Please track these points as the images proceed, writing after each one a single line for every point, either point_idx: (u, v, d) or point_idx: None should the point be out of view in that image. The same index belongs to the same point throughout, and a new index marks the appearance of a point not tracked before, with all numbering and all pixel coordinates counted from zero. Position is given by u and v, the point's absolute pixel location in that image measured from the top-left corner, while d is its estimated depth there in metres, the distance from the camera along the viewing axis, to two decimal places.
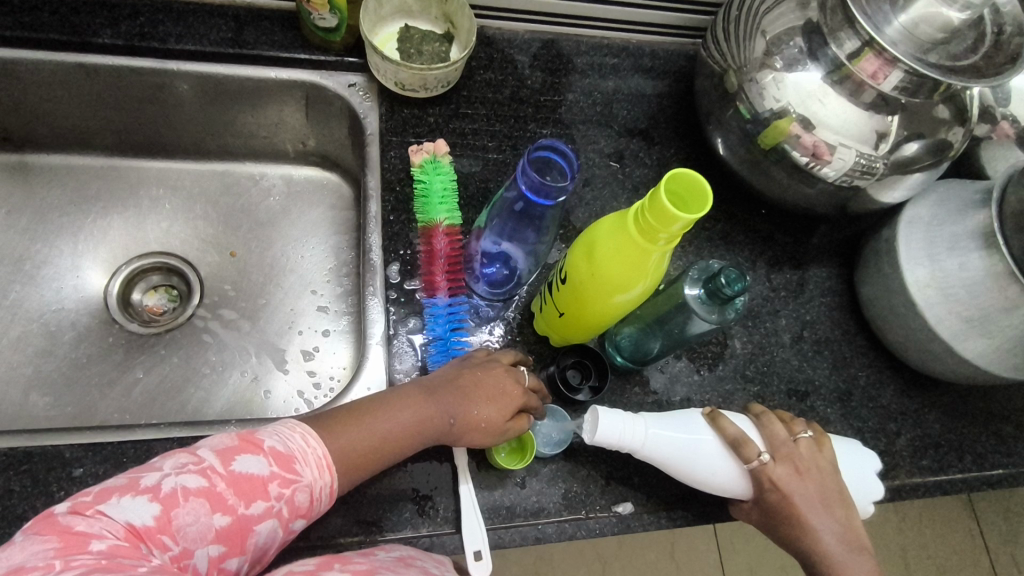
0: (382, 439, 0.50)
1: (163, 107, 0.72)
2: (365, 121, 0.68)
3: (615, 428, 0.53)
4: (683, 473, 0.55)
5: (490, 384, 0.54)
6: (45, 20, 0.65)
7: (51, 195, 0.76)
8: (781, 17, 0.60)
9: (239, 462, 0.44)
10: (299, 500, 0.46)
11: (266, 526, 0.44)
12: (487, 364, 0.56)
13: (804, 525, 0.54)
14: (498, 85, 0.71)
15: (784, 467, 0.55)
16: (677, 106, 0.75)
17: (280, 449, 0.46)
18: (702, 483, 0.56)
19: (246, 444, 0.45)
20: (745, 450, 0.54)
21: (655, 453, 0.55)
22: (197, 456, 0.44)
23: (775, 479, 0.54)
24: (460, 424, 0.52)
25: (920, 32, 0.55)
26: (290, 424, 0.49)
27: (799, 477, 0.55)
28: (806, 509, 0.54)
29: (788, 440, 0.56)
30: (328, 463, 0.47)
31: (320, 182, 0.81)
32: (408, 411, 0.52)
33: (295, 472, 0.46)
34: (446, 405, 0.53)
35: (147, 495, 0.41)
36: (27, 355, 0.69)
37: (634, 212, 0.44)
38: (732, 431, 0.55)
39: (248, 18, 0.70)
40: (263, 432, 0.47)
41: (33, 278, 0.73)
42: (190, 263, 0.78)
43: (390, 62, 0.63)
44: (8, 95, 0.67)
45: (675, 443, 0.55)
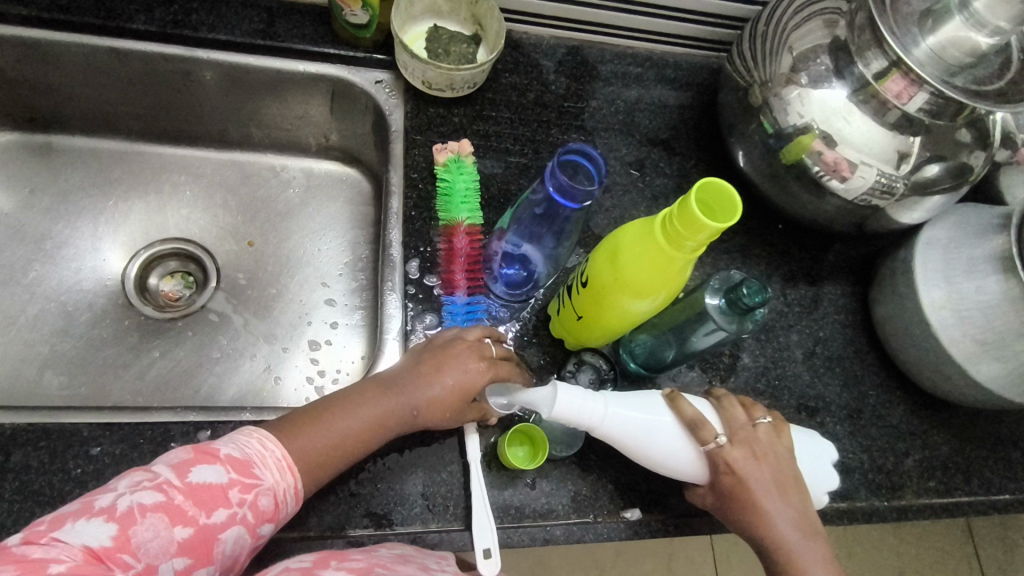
0: (344, 437, 0.50)
1: (189, 95, 0.72)
2: (391, 118, 0.68)
3: (574, 403, 0.51)
4: (639, 452, 0.54)
5: (451, 368, 0.54)
6: (81, 4, 0.66)
7: (74, 176, 0.76)
8: (808, 34, 0.61)
9: (195, 474, 0.44)
10: (263, 504, 0.46)
11: (232, 534, 0.44)
12: (448, 346, 0.56)
13: (758, 509, 0.53)
14: (523, 89, 0.72)
15: (741, 449, 0.54)
16: (699, 118, 0.75)
17: (237, 456, 0.46)
18: (657, 464, 0.55)
19: (202, 456, 0.45)
20: (702, 432, 0.53)
21: (614, 431, 0.53)
22: (151, 473, 0.44)
23: (732, 461, 0.53)
24: (426, 411, 0.53)
25: (948, 55, 0.55)
26: (245, 431, 0.49)
27: (756, 460, 0.54)
28: (761, 492, 0.53)
29: (746, 424, 0.55)
30: (288, 464, 0.48)
31: (340, 177, 0.82)
32: (368, 406, 0.52)
33: (255, 477, 0.46)
34: (406, 397, 0.53)
35: (102, 516, 0.41)
36: (44, 334, 0.70)
37: (662, 221, 0.44)
38: (690, 412, 0.54)
39: (280, 11, 0.70)
40: (218, 442, 0.47)
41: (53, 258, 0.73)
42: (208, 251, 0.79)
43: (419, 61, 0.64)
44: (38, 75, 0.68)
45: (635, 422, 0.53)
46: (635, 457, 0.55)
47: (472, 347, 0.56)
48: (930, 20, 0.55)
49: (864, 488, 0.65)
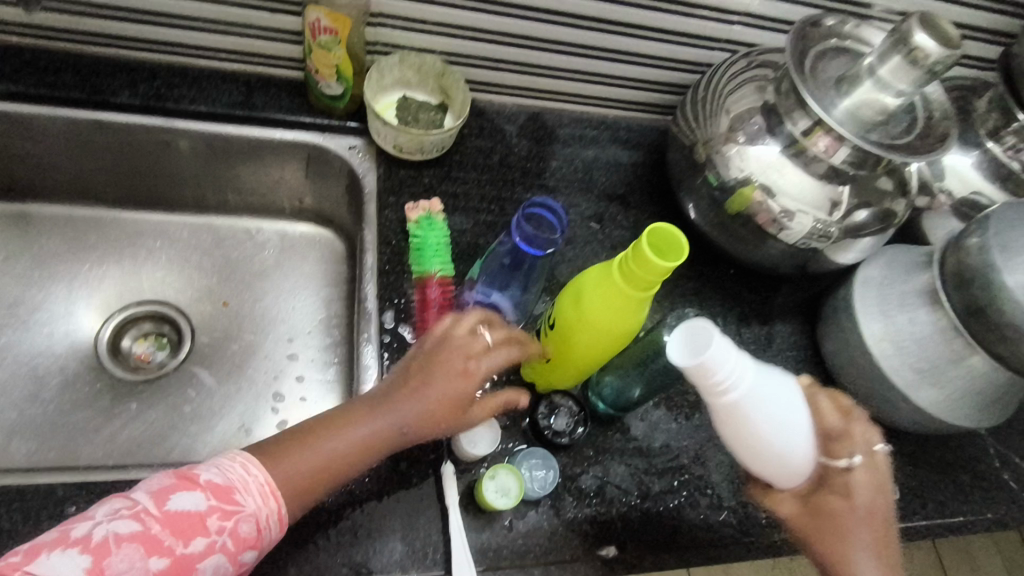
0: (335, 457, 0.51)
1: (167, 162, 0.75)
2: (364, 180, 0.72)
3: (729, 368, 0.43)
4: (762, 446, 0.47)
5: (437, 378, 0.54)
6: (67, 80, 0.68)
7: (49, 243, 0.78)
8: (743, 97, 0.68)
9: (174, 501, 0.45)
10: (243, 531, 0.46)
11: (211, 562, 0.45)
12: (438, 351, 0.55)
13: (852, 542, 0.49)
14: (488, 151, 0.77)
15: (869, 475, 0.50)
16: (651, 174, 0.81)
17: (218, 482, 0.47)
18: (772, 458, 0.48)
19: (182, 482, 0.46)
20: (836, 445, 0.50)
21: (753, 413, 0.45)
22: (130, 501, 0.45)
23: (854, 484, 0.50)
24: (416, 426, 0.53)
25: (862, 113, 0.62)
26: (229, 455, 0.49)
27: (877, 494, 0.50)
28: (864, 523, 0.49)
29: (877, 447, 0.51)
30: (271, 489, 0.48)
31: (314, 238, 0.85)
32: (356, 426, 0.52)
33: (235, 503, 0.46)
34: (396, 415, 0.53)
35: (78, 547, 0.42)
36: (12, 399, 0.70)
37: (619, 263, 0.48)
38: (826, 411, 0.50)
39: (258, 83, 0.73)
40: (200, 467, 0.48)
41: (25, 323, 0.74)
42: (183, 312, 0.80)
43: (391, 127, 0.69)
44: (18, 146, 0.71)
45: (779, 408, 0.46)
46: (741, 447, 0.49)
47: (464, 358, 0.55)
48: (844, 85, 0.62)
49: None
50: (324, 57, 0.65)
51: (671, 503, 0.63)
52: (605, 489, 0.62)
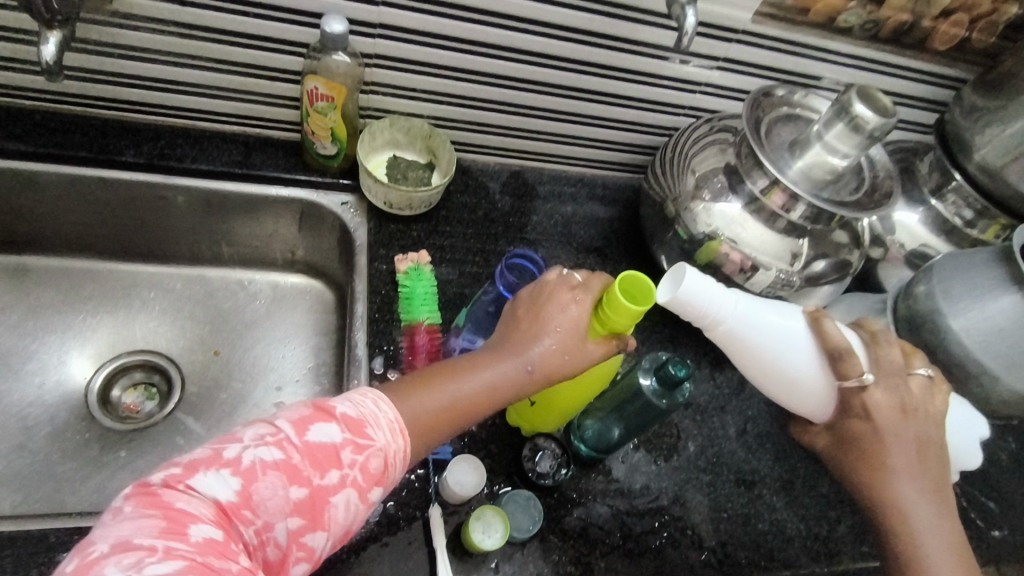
0: (467, 395, 0.54)
1: (167, 215, 0.78)
2: (356, 234, 0.76)
3: (696, 296, 0.55)
4: (760, 360, 0.59)
5: (552, 321, 0.57)
6: (77, 141, 0.70)
7: (45, 294, 0.80)
8: (706, 159, 0.75)
9: (312, 433, 0.46)
10: (373, 466, 0.47)
11: (345, 496, 0.45)
12: (548, 297, 0.58)
13: (884, 463, 0.57)
14: (473, 207, 0.82)
15: (886, 395, 0.57)
16: (626, 227, 0.87)
17: (351, 416, 0.48)
18: (781, 374, 0.59)
19: (319, 414, 0.47)
20: (845, 363, 0.57)
21: (736, 333, 0.58)
22: (274, 427, 0.45)
23: (871, 403, 0.57)
24: (537, 364, 0.55)
25: (814, 173, 0.68)
26: (359, 392, 0.50)
27: (898, 412, 0.58)
28: (890, 442, 0.57)
29: (895, 365, 0.59)
30: (399, 426, 0.50)
31: (304, 289, 0.88)
32: (481, 369, 0.55)
33: (367, 437, 0.47)
34: (518, 356, 0.56)
35: (229, 468, 0.42)
36: (0, 450, 0.70)
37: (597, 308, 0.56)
38: (838, 337, 0.57)
39: (257, 144, 0.77)
40: (333, 400, 0.49)
41: (16, 373, 0.75)
42: (174, 361, 0.82)
43: (381, 184, 0.73)
44: (23, 202, 0.74)
45: (773, 329, 0.58)
46: (752, 366, 0.60)
47: (569, 291, 0.58)
48: (796, 148, 0.68)
49: (804, 556, 0.70)
50: (319, 121, 0.70)
51: (652, 543, 0.65)
52: (588, 531, 0.64)
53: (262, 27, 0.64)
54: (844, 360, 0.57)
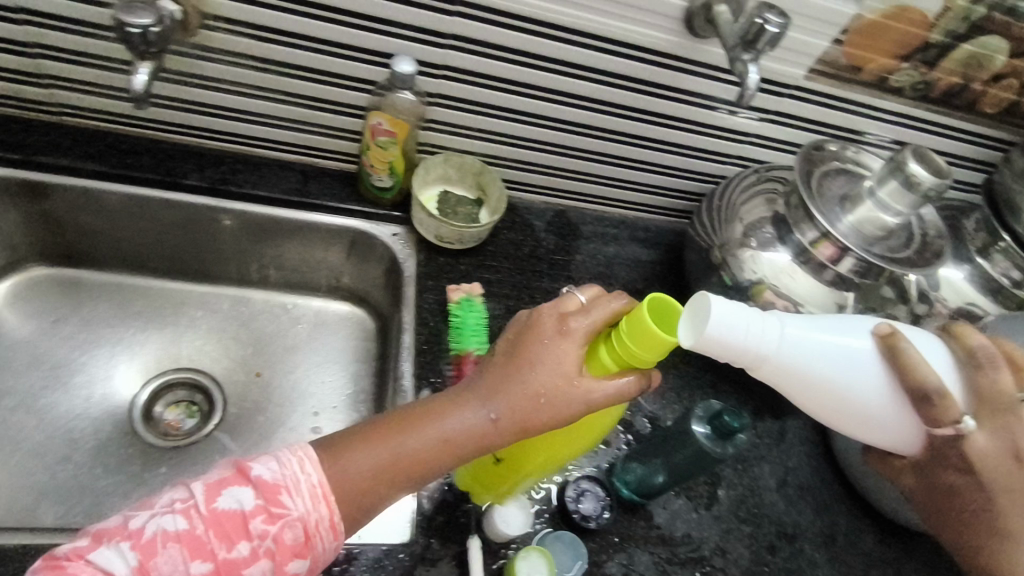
0: (423, 448, 0.51)
1: (221, 237, 0.81)
2: (404, 265, 0.78)
3: (727, 332, 0.48)
4: (826, 392, 0.55)
5: (532, 361, 0.53)
6: (144, 162, 0.73)
7: (98, 308, 0.82)
8: (754, 209, 0.76)
9: (223, 499, 0.46)
10: (289, 536, 0.46)
11: (255, 568, 0.45)
12: (534, 332, 0.54)
13: (994, 508, 0.56)
14: (519, 244, 0.83)
15: (992, 441, 0.55)
16: (668, 271, 0.87)
17: (269, 480, 0.47)
18: (846, 404, 0.56)
19: (236, 478, 0.47)
20: (939, 403, 0.54)
21: (798, 368, 0.53)
22: (187, 493, 0.46)
23: (978, 454, 0.55)
24: (502, 414, 0.52)
25: (865, 228, 0.69)
26: (290, 448, 0.50)
27: (1013, 462, 0.54)
28: (997, 486, 0.55)
29: (1008, 400, 0.55)
30: (321, 492, 0.48)
31: (345, 315, 0.89)
32: (442, 420, 0.52)
33: (283, 505, 0.47)
34: (483, 403, 0.53)
35: (131, 540, 0.44)
36: (45, 461, 0.71)
37: (619, 343, 0.51)
38: (925, 371, 0.53)
39: (314, 173, 0.79)
40: (258, 460, 0.48)
41: (65, 385, 0.77)
42: (217, 380, 0.83)
43: (434, 219, 0.75)
44: (85, 219, 0.77)
45: (836, 358, 0.54)
46: (810, 397, 0.57)
47: (559, 317, 0.54)
48: (847, 203, 0.69)
49: None
50: (380, 155, 0.72)
51: None
52: None
53: (333, 64, 0.66)
54: (936, 400, 0.54)
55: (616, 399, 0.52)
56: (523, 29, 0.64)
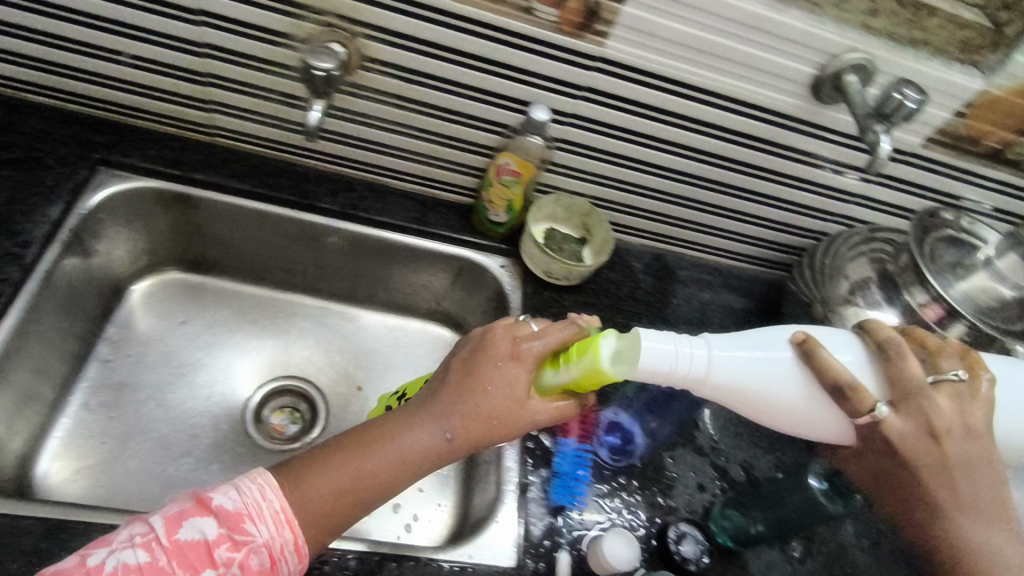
0: (385, 466, 0.56)
1: (339, 259, 0.85)
2: (511, 297, 0.81)
3: (659, 356, 0.53)
4: (765, 402, 0.57)
5: (488, 381, 0.58)
6: (284, 184, 0.79)
7: (220, 312, 0.88)
8: (859, 266, 0.78)
9: (184, 530, 0.47)
10: (254, 560, 0.48)
11: None
12: (488, 355, 0.60)
13: (924, 490, 0.54)
14: (618, 283, 0.86)
15: (909, 421, 0.54)
16: (761, 321, 0.89)
17: (230, 509, 0.49)
18: (795, 418, 0.58)
19: (197, 509, 0.48)
20: (857, 398, 0.54)
21: (731, 380, 0.56)
22: (146, 526, 0.47)
23: (892, 435, 0.54)
24: (459, 432, 0.57)
25: (981, 299, 0.70)
26: (246, 477, 0.52)
27: (932, 441, 0.53)
28: (927, 470, 0.54)
29: (920, 385, 0.54)
30: (284, 517, 0.51)
31: (441, 338, 0.93)
32: (400, 441, 0.57)
33: (246, 532, 0.48)
34: (440, 422, 0.58)
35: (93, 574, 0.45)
36: (170, 454, 0.76)
37: (564, 371, 0.58)
38: (835, 368, 0.54)
39: (432, 204, 0.84)
40: (216, 490, 0.50)
41: (189, 383, 0.82)
42: (322, 391, 0.88)
43: (548, 256, 0.78)
44: (215, 231, 0.81)
45: (753, 366, 0.56)
46: (762, 412, 0.58)
47: (513, 340, 0.60)
48: (961, 270, 0.71)
49: None
50: (501, 192, 0.76)
51: None
52: None
53: (471, 107, 0.71)
54: (851, 395, 0.54)
55: (557, 415, 0.60)
56: (655, 86, 0.68)
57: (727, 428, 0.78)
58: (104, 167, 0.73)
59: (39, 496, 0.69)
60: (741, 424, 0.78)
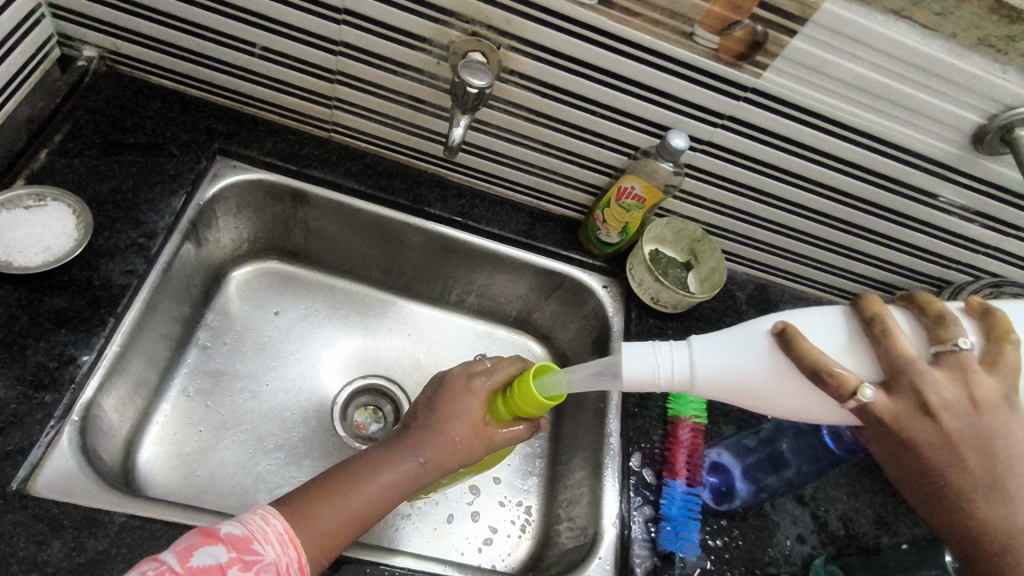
0: (374, 494, 0.56)
1: (438, 262, 0.83)
2: (613, 320, 0.79)
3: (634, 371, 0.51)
4: (746, 400, 0.53)
5: (450, 408, 0.62)
6: (396, 186, 0.78)
7: (312, 303, 0.86)
8: None
9: (196, 557, 0.46)
10: None
11: None
12: (451, 387, 0.63)
13: (927, 465, 0.50)
14: (721, 313, 0.83)
15: (898, 400, 0.49)
16: None
17: (237, 533, 0.48)
18: (784, 412, 0.54)
19: (205, 538, 0.47)
20: (840, 389, 0.48)
21: (709, 382, 0.52)
22: (157, 560, 0.45)
23: (884, 414, 0.49)
24: (432, 456, 0.59)
25: None
26: (249, 509, 0.51)
27: (928, 417, 0.49)
28: (928, 445, 0.49)
29: (910, 361, 0.49)
30: (289, 537, 0.50)
31: (528, 349, 0.91)
32: (385, 471, 0.57)
33: (255, 552, 0.48)
34: (412, 447, 0.59)
35: None
36: (257, 446, 0.75)
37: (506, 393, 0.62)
38: (817, 355, 0.49)
39: (539, 216, 0.82)
40: (221, 522, 0.49)
41: (277, 374, 0.80)
42: (405, 392, 0.85)
43: (659, 284, 0.75)
44: (315, 224, 0.80)
45: (731, 369, 0.52)
46: (747, 405, 0.54)
47: (468, 376, 0.64)
48: None
49: None
50: (619, 214, 0.73)
51: None
52: None
53: (603, 126, 0.69)
54: (832, 384, 0.48)
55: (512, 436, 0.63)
56: (804, 121, 0.65)
57: (828, 477, 0.75)
58: (221, 157, 0.73)
59: (144, 491, 0.69)
60: (841, 474, 0.75)
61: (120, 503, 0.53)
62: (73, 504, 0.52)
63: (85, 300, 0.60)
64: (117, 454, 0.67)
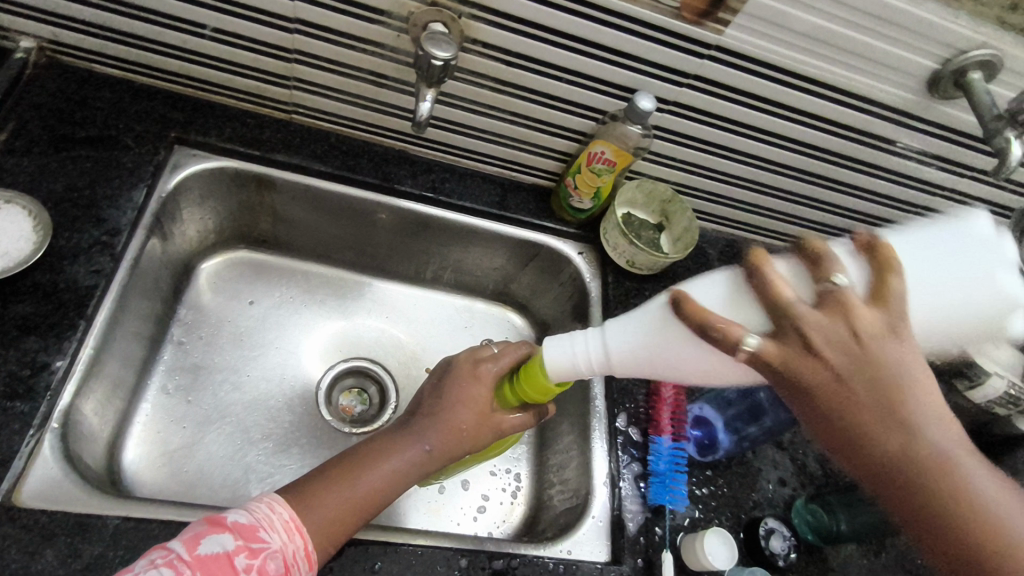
0: (380, 482, 0.56)
1: (412, 240, 0.82)
2: (590, 285, 0.80)
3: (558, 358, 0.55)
4: (671, 371, 0.53)
5: (454, 394, 0.62)
6: (364, 165, 0.77)
7: (286, 290, 0.85)
8: None
9: (205, 545, 0.46)
10: (272, 567, 0.47)
11: None
12: (458, 373, 0.63)
13: (829, 413, 0.43)
14: (694, 272, 0.84)
15: (780, 344, 0.44)
16: None
17: (244, 522, 0.48)
18: (714, 376, 0.53)
19: (213, 527, 0.48)
20: (723, 340, 0.44)
21: (625, 361, 0.53)
22: (165, 550, 0.46)
23: (771, 363, 0.44)
24: (437, 443, 0.59)
25: None
26: (255, 499, 0.52)
27: (811, 357, 0.43)
28: (824, 391, 0.43)
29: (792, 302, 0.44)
30: (295, 525, 0.50)
31: (507, 320, 0.91)
32: (393, 458, 0.58)
33: (262, 540, 0.48)
34: (418, 436, 0.59)
35: None
36: (247, 440, 0.75)
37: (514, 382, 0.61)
38: (698, 312, 0.46)
39: (511, 187, 0.82)
40: (227, 511, 0.49)
41: (260, 366, 0.80)
42: (390, 372, 0.85)
43: (635, 248, 0.76)
44: (281, 209, 0.78)
45: (641, 344, 0.52)
46: (679, 375, 0.54)
47: (474, 362, 0.63)
48: None
49: None
50: (590, 179, 0.74)
51: None
52: None
53: (570, 92, 0.68)
54: (718, 339, 0.44)
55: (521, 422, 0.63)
56: (767, 76, 0.65)
57: None
58: (181, 146, 0.70)
59: (133, 492, 0.67)
60: None
61: (111, 506, 0.53)
62: (62, 512, 0.51)
63: (52, 304, 0.58)
64: (102, 456, 0.66)
